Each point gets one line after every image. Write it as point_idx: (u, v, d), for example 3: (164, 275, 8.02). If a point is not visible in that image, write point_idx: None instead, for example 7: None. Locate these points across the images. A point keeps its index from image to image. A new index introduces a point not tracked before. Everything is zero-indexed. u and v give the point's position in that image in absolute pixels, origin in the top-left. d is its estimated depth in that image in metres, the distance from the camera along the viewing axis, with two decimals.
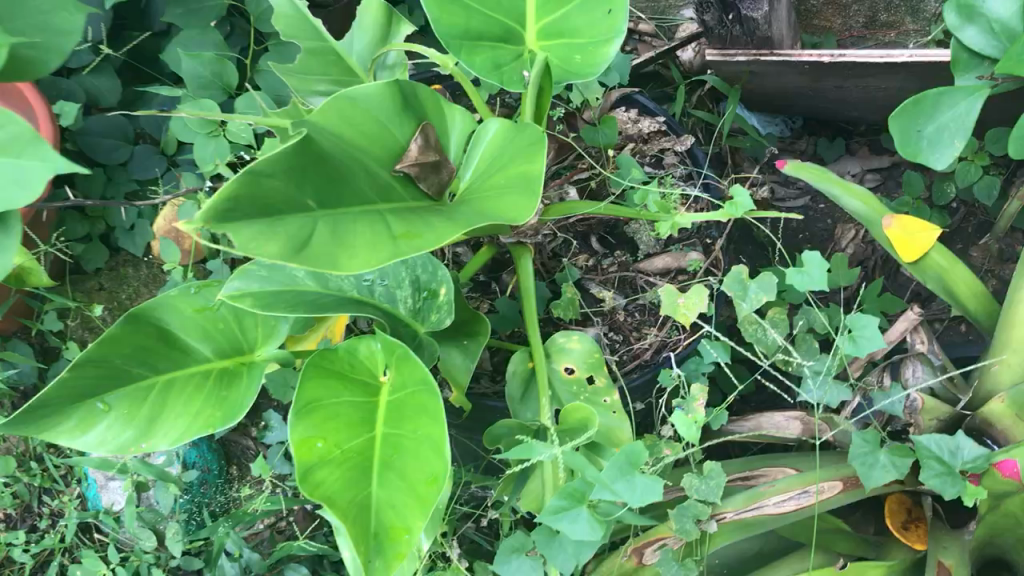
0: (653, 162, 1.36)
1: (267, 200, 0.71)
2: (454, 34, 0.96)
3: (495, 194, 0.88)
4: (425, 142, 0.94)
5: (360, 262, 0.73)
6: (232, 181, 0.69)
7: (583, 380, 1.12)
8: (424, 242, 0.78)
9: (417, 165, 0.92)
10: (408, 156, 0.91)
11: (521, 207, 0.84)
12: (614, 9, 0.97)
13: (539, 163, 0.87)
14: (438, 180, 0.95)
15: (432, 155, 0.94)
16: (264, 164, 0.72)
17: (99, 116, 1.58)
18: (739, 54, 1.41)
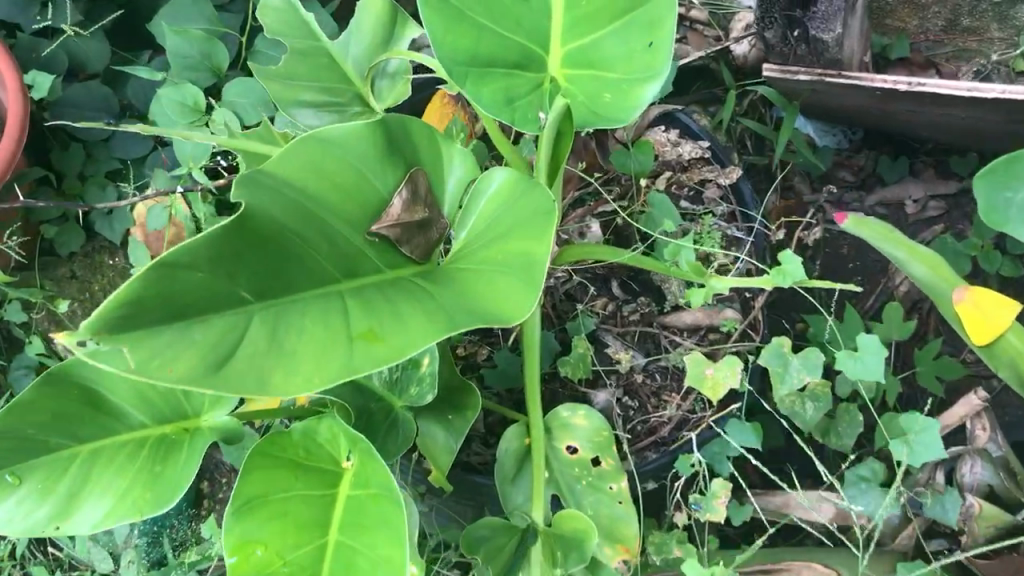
0: (692, 194, 1.18)
1: (182, 300, 0.56)
2: (460, 61, 0.79)
3: (490, 272, 0.72)
4: (412, 194, 0.78)
5: (299, 379, 0.58)
6: (133, 280, 0.53)
7: (587, 461, 0.96)
8: (389, 347, 0.62)
9: (401, 224, 0.76)
10: (391, 212, 0.75)
11: (518, 302, 0.67)
12: (656, 43, 0.79)
13: (546, 241, 0.70)
14: (426, 242, 0.78)
15: (420, 210, 0.78)
16: (182, 252, 0.56)
17: (81, 85, 1.42)
18: (801, 72, 1.21)
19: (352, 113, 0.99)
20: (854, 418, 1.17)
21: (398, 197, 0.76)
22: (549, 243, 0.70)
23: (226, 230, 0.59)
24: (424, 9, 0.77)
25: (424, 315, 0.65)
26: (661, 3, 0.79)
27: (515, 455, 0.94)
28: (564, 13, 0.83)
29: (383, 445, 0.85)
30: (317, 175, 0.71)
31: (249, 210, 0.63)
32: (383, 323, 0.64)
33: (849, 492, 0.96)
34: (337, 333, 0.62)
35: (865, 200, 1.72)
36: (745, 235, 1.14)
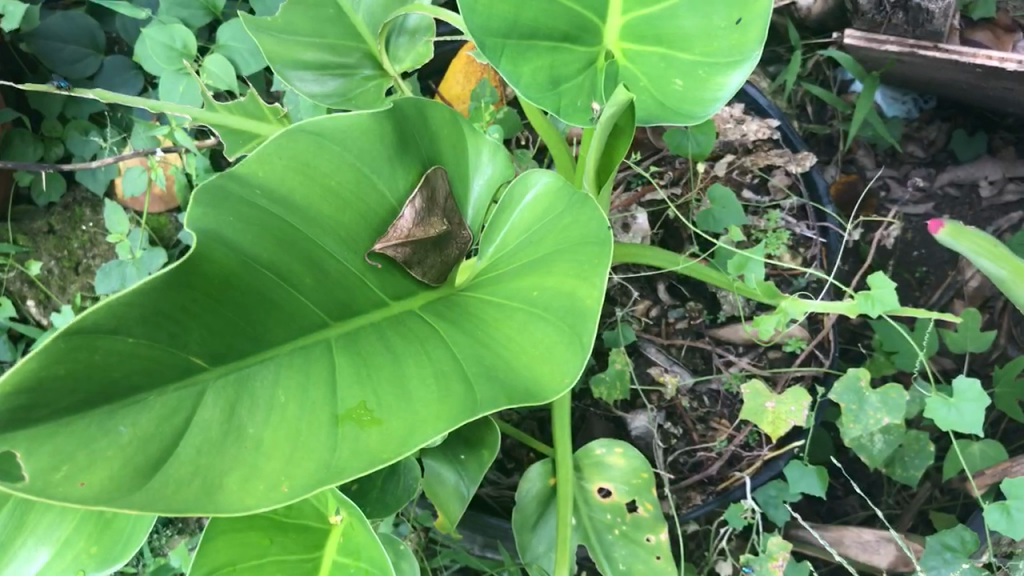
0: (756, 182, 1.01)
1: (103, 380, 0.41)
2: (494, 30, 0.62)
3: (523, 314, 0.56)
4: (426, 200, 0.62)
5: (262, 484, 0.43)
6: (27, 362, 0.38)
7: (621, 506, 0.82)
8: (387, 429, 0.47)
9: (409, 245, 0.60)
10: (399, 229, 0.59)
11: (555, 367, 0.52)
12: (744, 19, 0.62)
13: (595, 284, 0.54)
14: (437, 262, 0.63)
15: (435, 221, 0.62)
16: (105, 313, 0.41)
17: (62, 12, 1.22)
18: (890, 43, 1.01)
19: (363, 76, 0.83)
20: (926, 448, 1.01)
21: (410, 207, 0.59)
22: (601, 286, 0.54)
23: (170, 277, 0.44)
24: None
25: (436, 381, 0.50)
26: None
27: (538, 497, 0.80)
28: None
29: (380, 493, 0.72)
30: (305, 181, 0.55)
31: (207, 241, 0.47)
32: (381, 393, 0.49)
33: (931, 562, 0.81)
34: (320, 410, 0.47)
35: (935, 179, 1.39)
36: (816, 236, 0.98)
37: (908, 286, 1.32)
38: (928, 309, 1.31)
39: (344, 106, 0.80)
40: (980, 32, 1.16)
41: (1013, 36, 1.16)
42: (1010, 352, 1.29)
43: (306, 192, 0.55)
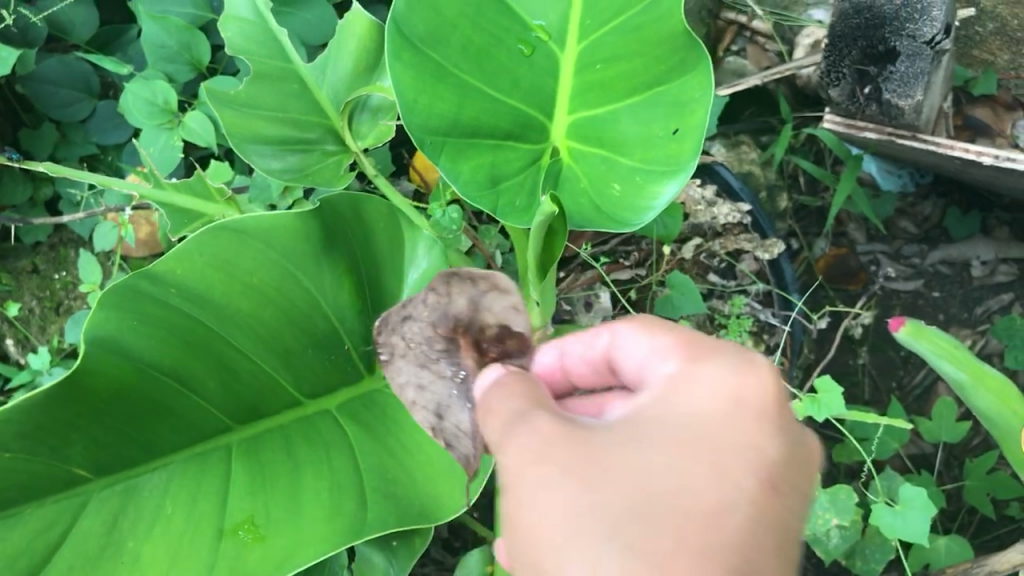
0: (723, 266, 1.00)
1: None
2: (433, 128, 0.64)
3: (336, 460, 0.63)
4: (452, 324, 0.66)
5: None
6: None
7: None
8: (264, 563, 0.57)
9: (393, 327, 0.67)
10: (413, 313, 0.67)
11: (326, 521, 0.60)
12: (682, 130, 0.63)
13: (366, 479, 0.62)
14: (447, 397, 0.65)
15: (467, 347, 0.65)
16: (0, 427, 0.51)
17: (57, 58, 1.17)
18: (868, 129, 1.01)
19: (324, 151, 0.84)
20: (887, 541, 0.98)
21: (502, 399, 0.51)
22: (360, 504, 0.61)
23: (56, 398, 0.52)
24: (394, 65, 0.61)
25: (330, 496, 0.61)
26: (696, 82, 0.63)
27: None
28: (572, 76, 0.66)
29: None
30: (223, 276, 0.60)
31: (103, 354, 0.55)
32: (271, 508, 0.59)
33: None
34: (208, 521, 0.57)
35: (926, 256, 1.37)
36: (781, 323, 0.98)
37: (891, 365, 1.28)
38: (912, 390, 1.27)
39: (303, 181, 0.81)
40: (979, 109, 1.14)
41: (1013, 115, 1.15)
42: (991, 440, 1.25)
43: (222, 276, 0.60)
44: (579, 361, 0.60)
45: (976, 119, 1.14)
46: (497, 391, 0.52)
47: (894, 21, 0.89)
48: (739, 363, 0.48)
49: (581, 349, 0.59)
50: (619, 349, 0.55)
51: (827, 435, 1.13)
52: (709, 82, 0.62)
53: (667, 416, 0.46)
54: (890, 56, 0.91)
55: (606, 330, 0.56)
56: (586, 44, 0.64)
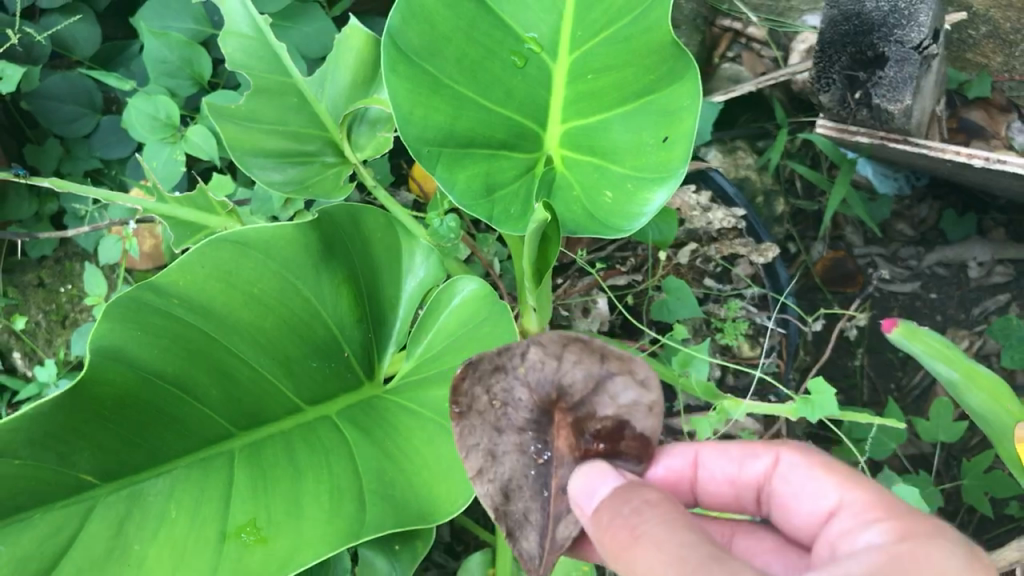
0: (719, 270, 1.02)
1: None
2: (430, 138, 0.65)
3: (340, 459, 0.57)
4: (554, 394, 0.58)
5: None
6: None
7: None
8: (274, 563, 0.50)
9: (480, 376, 0.58)
10: (509, 368, 0.58)
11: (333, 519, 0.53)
12: (670, 139, 0.65)
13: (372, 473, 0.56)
14: (520, 477, 0.58)
15: (564, 428, 0.58)
16: None
17: (60, 74, 1.19)
18: (860, 134, 1.03)
19: (323, 163, 0.86)
20: None
21: (667, 528, 0.48)
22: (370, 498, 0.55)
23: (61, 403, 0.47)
24: (390, 78, 0.63)
25: (330, 498, 0.54)
26: (683, 91, 0.64)
27: None
28: (565, 86, 0.68)
29: None
30: (224, 285, 0.57)
31: (107, 361, 0.50)
32: (274, 509, 0.53)
33: None
34: (211, 524, 0.51)
35: (923, 258, 1.38)
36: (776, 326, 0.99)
37: (890, 366, 1.29)
38: (911, 391, 1.28)
39: (303, 193, 0.83)
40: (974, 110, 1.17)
41: (1008, 117, 1.17)
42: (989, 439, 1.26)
43: (222, 284, 0.56)
44: (717, 475, 0.69)
45: (969, 121, 1.17)
46: (654, 512, 0.50)
47: (883, 27, 0.90)
48: (965, 551, 0.48)
49: (727, 465, 0.68)
50: (779, 475, 0.64)
51: (824, 436, 1.14)
52: (696, 91, 0.63)
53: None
54: (879, 62, 0.92)
55: (767, 452, 0.65)
56: (578, 55, 0.66)
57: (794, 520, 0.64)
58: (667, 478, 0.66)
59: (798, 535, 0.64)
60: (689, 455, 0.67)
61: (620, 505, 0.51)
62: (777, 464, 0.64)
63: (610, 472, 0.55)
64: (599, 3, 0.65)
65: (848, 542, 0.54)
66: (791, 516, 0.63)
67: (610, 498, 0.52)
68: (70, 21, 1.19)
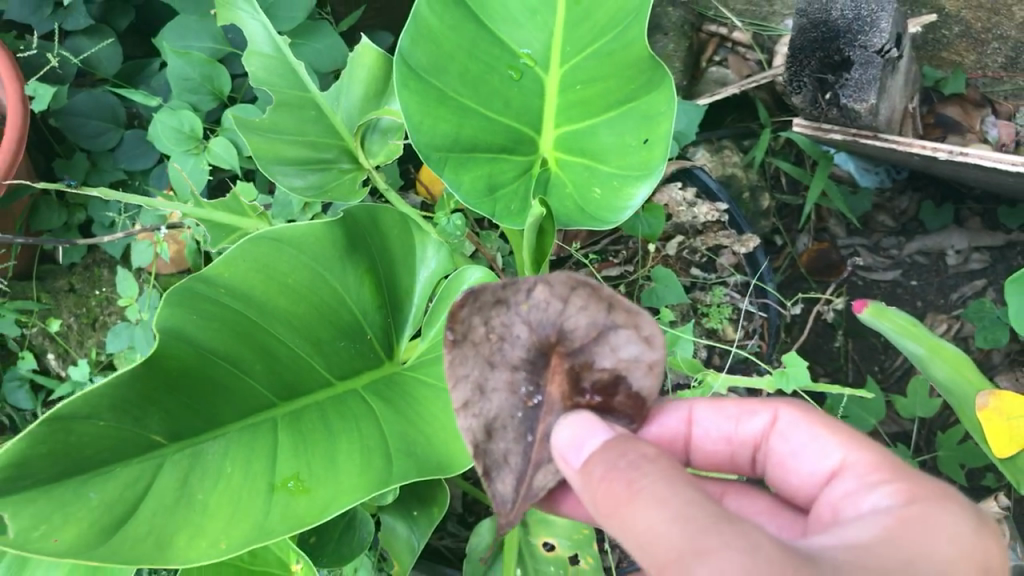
0: (705, 260, 1.11)
1: (80, 450, 0.52)
2: (440, 145, 0.74)
3: (367, 423, 0.65)
4: (555, 335, 0.60)
5: (204, 542, 0.55)
6: (71, 401, 0.52)
7: (565, 559, 0.88)
8: (314, 508, 0.58)
9: (480, 307, 0.60)
10: (511, 303, 0.60)
11: (364, 471, 0.61)
12: (651, 140, 0.73)
13: (393, 434, 0.64)
14: (505, 415, 0.60)
15: (560, 373, 0.61)
16: (81, 402, 0.52)
17: (87, 92, 1.28)
18: (834, 131, 1.12)
19: (340, 169, 0.93)
20: None
21: (664, 485, 0.49)
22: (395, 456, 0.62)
23: (141, 372, 0.55)
24: (402, 93, 0.71)
25: (361, 456, 0.62)
26: (661, 99, 0.73)
27: (487, 550, 0.87)
28: (557, 96, 0.77)
29: (335, 545, 0.77)
30: (263, 277, 0.65)
31: (173, 339, 0.58)
32: (313, 465, 0.60)
33: None
34: (261, 478, 0.58)
35: (904, 247, 1.45)
36: (757, 311, 1.08)
37: (873, 350, 1.36)
38: (895, 373, 1.34)
39: (321, 198, 0.90)
40: (951, 106, 1.27)
41: (981, 111, 1.26)
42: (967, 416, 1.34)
43: (261, 279, 0.65)
44: (710, 433, 0.73)
45: (946, 117, 1.26)
46: (651, 468, 0.51)
47: (848, 33, 0.99)
48: (968, 514, 0.52)
49: (723, 424, 0.73)
50: (779, 432, 0.69)
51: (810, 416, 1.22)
52: (671, 98, 0.72)
53: (902, 539, 0.49)
54: (845, 65, 1.01)
55: (766, 409, 0.70)
56: (567, 68, 0.75)
57: (790, 475, 0.68)
58: (663, 436, 0.71)
59: (792, 490, 0.69)
60: (683, 412, 0.71)
61: (618, 458, 0.52)
62: (776, 422, 0.69)
63: (597, 425, 0.57)
64: (585, 22, 0.73)
65: (853, 500, 0.58)
66: (787, 470, 0.68)
67: (601, 451, 0.54)
68: (101, 44, 1.28)
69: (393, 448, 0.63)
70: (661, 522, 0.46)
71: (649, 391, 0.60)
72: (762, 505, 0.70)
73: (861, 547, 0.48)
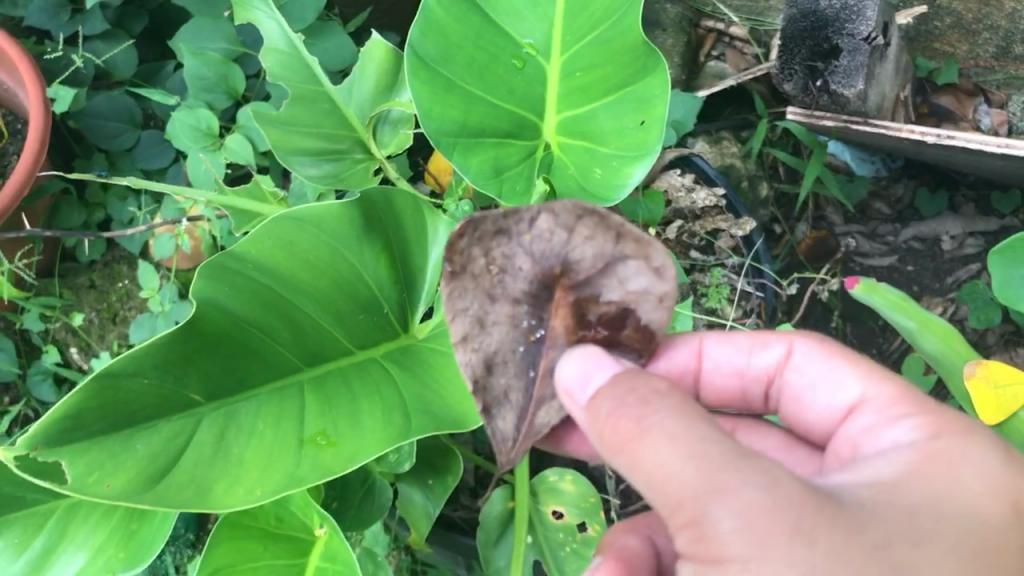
0: (703, 243, 1.15)
1: (127, 405, 0.58)
2: (449, 130, 0.78)
3: (388, 385, 0.69)
4: (559, 269, 0.63)
5: (241, 489, 0.60)
6: (118, 361, 0.57)
7: (574, 527, 0.92)
8: (339, 458, 0.62)
9: (480, 237, 0.63)
10: (512, 233, 0.63)
11: (386, 426, 0.65)
12: (648, 121, 0.78)
13: (412, 394, 0.69)
14: (507, 348, 0.65)
15: (564, 308, 0.64)
16: (127, 361, 0.58)
17: (105, 94, 1.32)
18: (827, 118, 1.17)
19: (353, 159, 0.99)
20: None
21: (672, 419, 0.54)
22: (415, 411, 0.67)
23: (180, 336, 0.61)
24: (413, 82, 0.76)
25: (383, 413, 0.66)
26: (655, 82, 0.78)
27: (500, 517, 0.91)
28: (558, 83, 0.81)
29: (355, 511, 0.82)
30: (287, 254, 0.70)
31: (207, 307, 0.63)
32: (339, 422, 0.65)
33: None
34: (290, 434, 0.63)
35: (900, 233, 1.49)
36: (755, 291, 1.12)
37: (871, 333, 1.39)
38: (892, 355, 1.38)
39: (338, 185, 0.96)
40: (944, 95, 1.34)
41: (974, 100, 1.33)
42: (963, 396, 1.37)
43: (285, 255, 0.69)
44: (721, 366, 0.78)
45: (940, 107, 1.33)
46: (660, 404, 0.55)
47: (835, 22, 1.03)
48: (984, 449, 0.59)
49: (736, 357, 0.78)
50: (793, 366, 0.74)
51: None
52: (665, 81, 0.77)
53: (928, 478, 0.57)
54: (834, 53, 1.05)
55: (779, 341, 0.74)
56: (568, 56, 0.80)
57: (805, 406, 0.74)
58: (674, 369, 0.76)
59: (807, 421, 0.75)
60: (694, 346, 0.76)
61: (627, 394, 0.57)
62: (790, 353, 0.74)
63: (604, 358, 0.62)
64: (582, 12, 0.78)
65: (874, 435, 0.65)
66: (802, 400, 0.74)
67: (611, 385, 0.58)
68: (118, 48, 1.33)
69: (413, 406, 0.68)
70: (675, 460, 0.52)
71: (658, 322, 0.64)
72: (774, 443, 0.78)
73: (887, 488, 0.56)
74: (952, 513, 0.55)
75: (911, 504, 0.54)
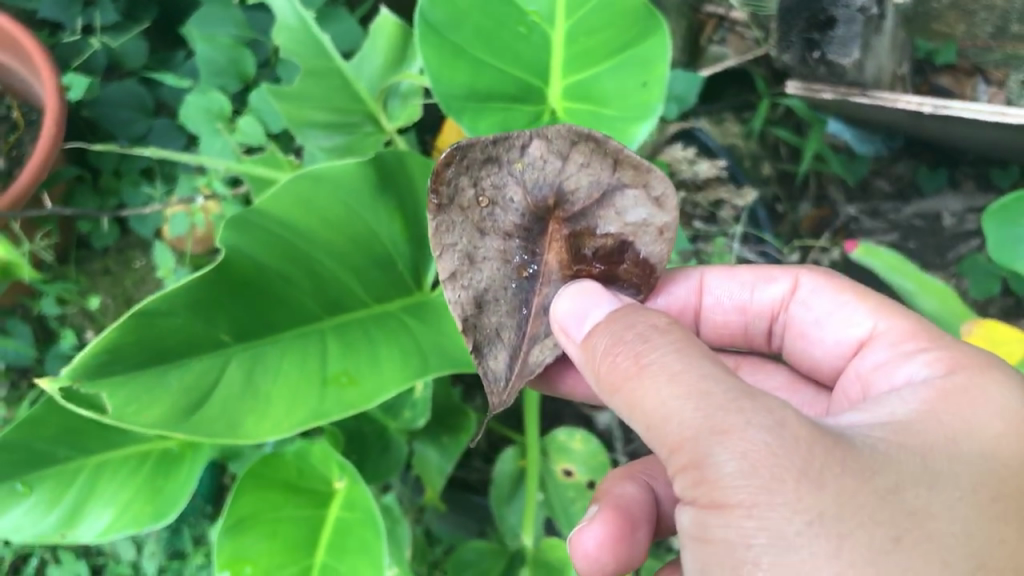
0: (706, 213, 1.18)
1: (161, 343, 0.62)
2: (458, 95, 0.80)
3: (402, 334, 0.74)
4: (552, 201, 0.66)
5: (268, 423, 0.64)
6: (152, 302, 0.61)
7: (583, 484, 0.94)
8: (359, 397, 0.67)
9: (469, 164, 0.64)
10: (503, 161, 0.65)
11: (403, 370, 0.70)
12: (650, 82, 0.82)
13: (426, 342, 0.74)
14: (498, 282, 0.68)
15: (558, 241, 0.67)
16: (159, 302, 0.62)
17: (118, 82, 1.35)
18: (826, 91, 1.18)
19: (364, 131, 1.01)
20: None
21: (674, 359, 0.55)
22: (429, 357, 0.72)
23: (210, 281, 0.65)
24: (423, 48, 0.79)
25: (399, 357, 0.71)
26: (654, 44, 0.82)
27: (512, 474, 0.95)
28: (562, 50, 0.84)
29: (374, 462, 0.87)
30: (305, 213, 0.72)
31: (233, 254, 0.67)
32: (358, 365, 0.70)
33: None
34: (314, 374, 0.68)
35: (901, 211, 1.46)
36: (757, 258, 1.16)
37: None
38: None
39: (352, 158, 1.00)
40: (943, 75, 1.38)
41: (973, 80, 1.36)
42: None
43: (305, 213, 0.72)
44: (722, 301, 0.80)
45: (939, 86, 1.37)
46: (660, 339, 0.56)
47: None
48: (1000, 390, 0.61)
49: (740, 292, 0.80)
50: (798, 300, 0.77)
51: None
52: (665, 41, 0.81)
53: (944, 416, 0.58)
54: (830, 24, 1.08)
55: (786, 276, 0.78)
56: (571, 22, 0.83)
57: (810, 338, 0.77)
58: (673, 304, 0.79)
59: (813, 356, 0.78)
60: (694, 281, 0.79)
61: (627, 331, 0.58)
62: (797, 287, 0.77)
63: (601, 297, 0.64)
64: None
65: (891, 370, 0.67)
66: (808, 334, 0.77)
67: (611, 322, 0.60)
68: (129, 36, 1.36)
69: (427, 352, 0.73)
70: (673, 399, 0.53)
71: (657, 255, 0.68)
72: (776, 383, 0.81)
73: (901, 429, 0.57)
74: (966, 451, 0.56)
75: (926, 444, 0.56)
